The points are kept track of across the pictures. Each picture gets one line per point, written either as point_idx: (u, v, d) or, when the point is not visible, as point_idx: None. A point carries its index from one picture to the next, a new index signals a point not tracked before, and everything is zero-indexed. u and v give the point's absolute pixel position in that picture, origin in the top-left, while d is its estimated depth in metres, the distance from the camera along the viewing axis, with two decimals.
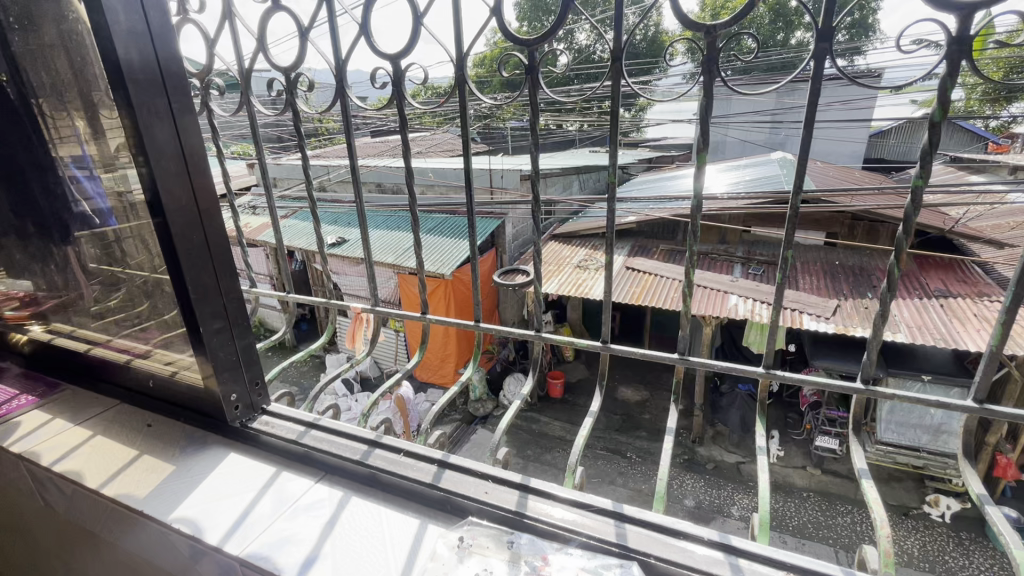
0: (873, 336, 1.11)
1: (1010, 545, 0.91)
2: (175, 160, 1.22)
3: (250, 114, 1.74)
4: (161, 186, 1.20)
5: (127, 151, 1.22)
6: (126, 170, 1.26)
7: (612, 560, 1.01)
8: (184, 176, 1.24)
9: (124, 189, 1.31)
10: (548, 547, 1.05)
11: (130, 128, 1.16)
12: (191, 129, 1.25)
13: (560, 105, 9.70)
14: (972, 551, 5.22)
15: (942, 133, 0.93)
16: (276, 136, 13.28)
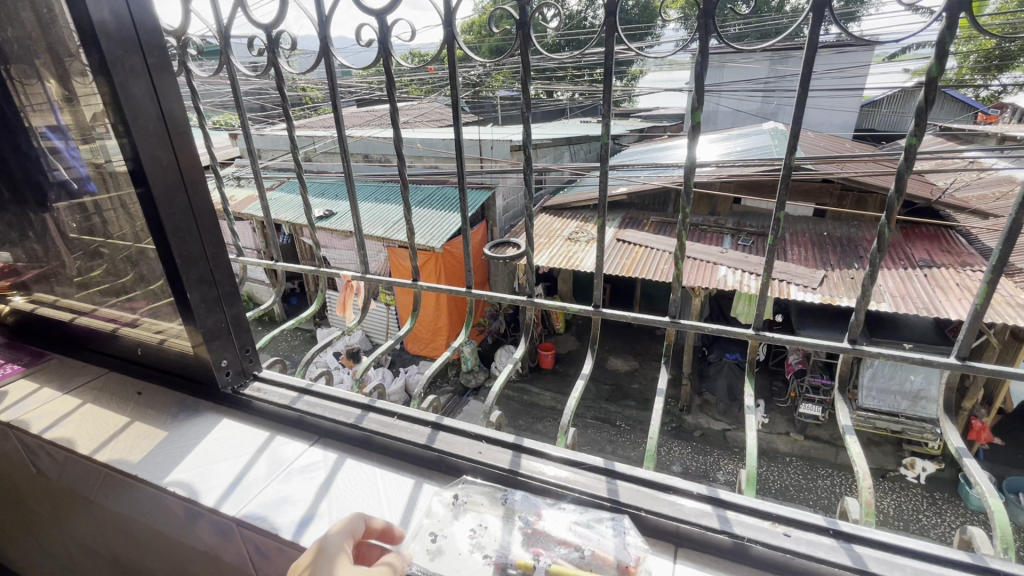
0: (862, 297, 1.12)
1: (987, 493, 0.94)
2: (155, 125, 1.18)
3: (231, 78, 1.67)
4: (142, 151, 1.16)
5: (105, 119, 1.18)
6: (105, 139, 1.22)
7: (604, 514, 1.04)
8: (166, 142, 1.21)
9: (101, 155, 1.26)
10: (541, 503, 1.07)
11: (108, 93, 1.11)
12: (172, 95, 1.20)
13: (550, 73, 9.51)
14: (944, 509, 5.45)
15: (937, 94, 0.91)
16: (259, 106, 12.91)
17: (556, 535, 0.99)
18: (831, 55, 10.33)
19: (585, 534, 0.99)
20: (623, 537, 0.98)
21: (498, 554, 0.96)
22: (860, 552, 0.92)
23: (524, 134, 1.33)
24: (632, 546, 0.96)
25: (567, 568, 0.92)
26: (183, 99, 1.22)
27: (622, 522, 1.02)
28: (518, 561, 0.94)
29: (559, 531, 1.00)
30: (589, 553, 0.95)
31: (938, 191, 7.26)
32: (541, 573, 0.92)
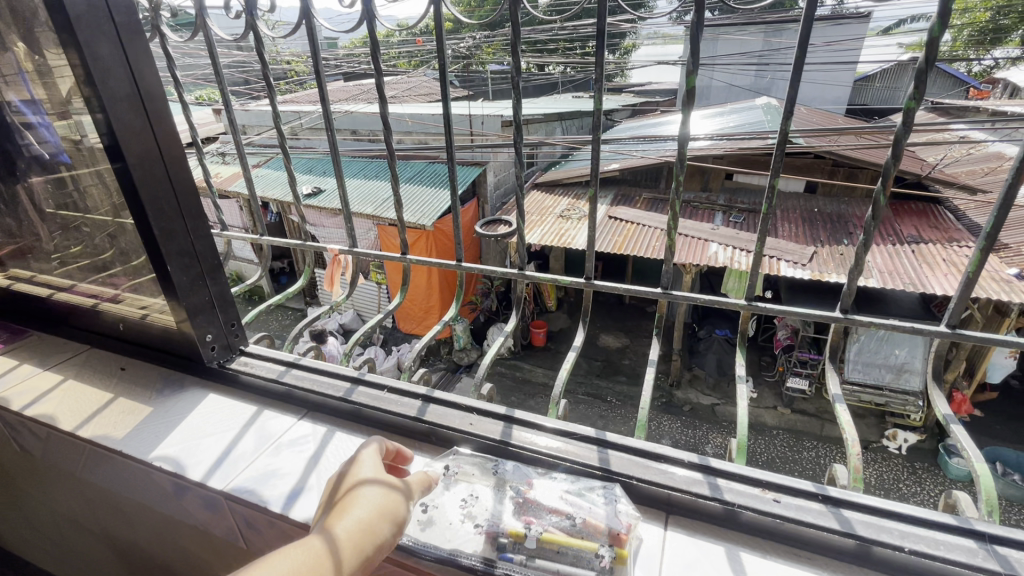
0: (854, 266, 1.11)
1: (973, 456, 0.95)
2: (129, 96, 1.12)
3: (210, 49, 1.59)
4: (115, 122, 1.11)
5: (78, 95, 1.13)
6: (79, 115, 1.17)
7: (595, 482, 1.04)
8: (141, 112, 1.15)
9: (72, 124, 1.20)
10: (534, 471, 1.08)
11: (78, 66, 1.06)
12: (148, 69, 1.15)
13: (542, 45, 9.28)
14: (924, 478, 5.62)
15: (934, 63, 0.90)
16: (242, 79, 12.52)
17: (548, 503, 0.99)
18: (827, 27, 10.18)
19: (576, 502, 0.99)
20: (614, 504, 0.98)
21: (492, 522, 0.97)
22: (848, 517, 0.93)
23: (513, 105, 1.28)
24: (623, 513, 0.96)
25: (558, 537, 0.93)
26: (157, 67, 1.16)
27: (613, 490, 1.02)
28: (509, 529, 0.95)
29: (550, 499, 1.00)
30: (580, 520, 0.95)
31: (928, 167, 7.28)
32: (532, 541, 0.93)
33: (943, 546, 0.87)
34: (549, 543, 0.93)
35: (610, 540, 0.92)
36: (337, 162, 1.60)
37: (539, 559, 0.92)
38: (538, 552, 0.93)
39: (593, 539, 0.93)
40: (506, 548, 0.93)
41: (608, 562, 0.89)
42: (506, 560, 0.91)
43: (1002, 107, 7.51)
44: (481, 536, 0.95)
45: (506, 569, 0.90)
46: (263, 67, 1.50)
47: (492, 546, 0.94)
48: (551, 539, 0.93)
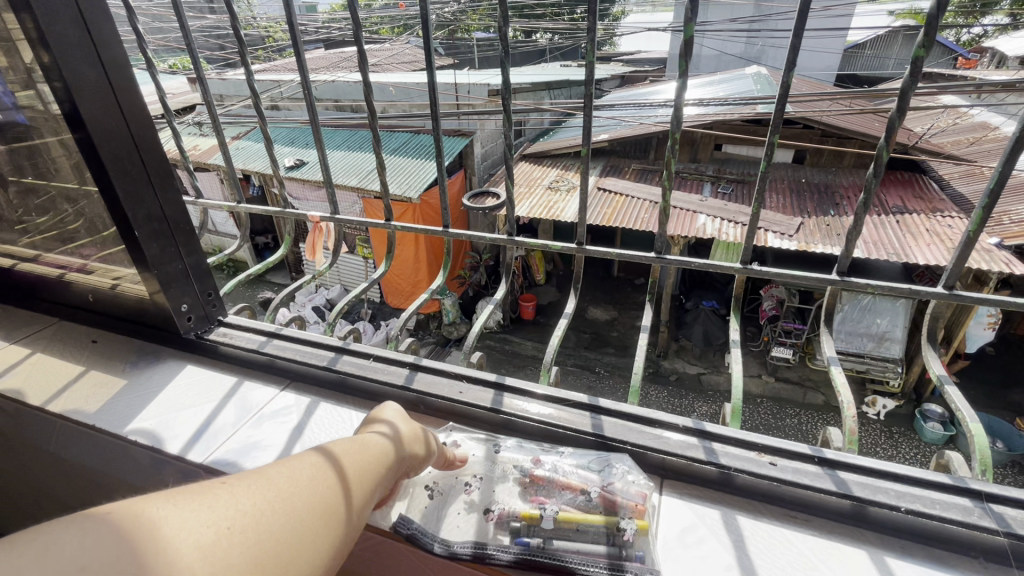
0: (853, 228, 1.08)
1: (967, 417, 0.94)
2: (89, 57, 1.04)
3: (178, 14, 1.48)
4: (69, 76, 1.01)
5: (32, 57, 1.03)
6: (37, 80, 1.07)
7: (601, 454, 1.03)
8: (97, 64, 1.05)
9: (22, 80, 1.10)
10: (535, 448, 1.06)
11: (32, 26, 0.97)
12: (110, 32, 1.06)
13: (528, 10, 8.98)
14: (900, 442, 5.79)
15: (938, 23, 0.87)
16: (218, 46, 12.02)
17: (559, 482, 0.97)
18: None
19: (586, 477, 0.98)
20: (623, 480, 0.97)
21: (503, 507, 0.94)
22: (845, 478, 0.93)
23: (501, 62, 1.20)
24: (634, 489, 0.95)
25: (576, 516, 0.91)
26: (112, 12, 1.04)
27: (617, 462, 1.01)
28: (523, 512, 0.92)
29: (564, 477, 0.98)
30: (593, 497, 0.94)
31: (916, 137, 7.28)
32: (549, 522, 0.90)
33: (936, 504, 0.87)
34: (567, 523, 0.90)
35: (627, 514, 0.90)
36: (316, 127, 1.49)
37: (556, 540, 0.89)
38: (557, 532, 0.90)
39: (610, 515, 0.91)
40: (522, 532, 0.90)
41: (630, 535, 0.87)
42: (522, 544, 0.87)
43: (989, 76, 7.49)
44: (492, 523, 0.92)
45: (523, 551, 0.86)
46: (234, 24, 1.39)
47: (507, 530, 0.91)
48: (568, 518, 0.91)
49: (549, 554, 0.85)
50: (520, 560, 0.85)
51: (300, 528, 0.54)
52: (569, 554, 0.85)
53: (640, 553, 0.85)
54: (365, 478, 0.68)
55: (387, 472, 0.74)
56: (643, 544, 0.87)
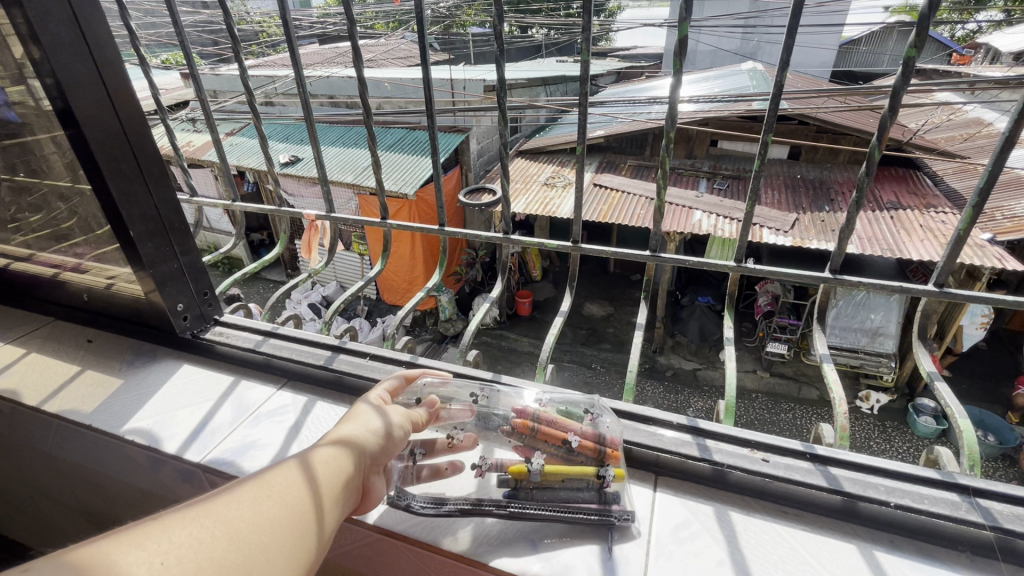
0: (845, 226, 1.09)
1: (954, 412, 0.96)
2: (80, 53, 1.03)
3: (170, 10, 1.47)
4: (62, 75, 1.01)
5: (23, 53, 1.02)
6: (28, 77, 1.06)
7: (581, 402, 1.06)
8: (91, 64, 1.05)
9: (14, 76, 1.09)
10: (517, 396, 1.08)
11: (22, 21, 0.96)
12: (100, 25, 1.05)
13: (524, 5, 8.96)
14: (893, 436, 5.85)
15: (929, 25, 0.88)
16: (211, 41, 11.93)
17: (542, 427, 1.00)
18: None
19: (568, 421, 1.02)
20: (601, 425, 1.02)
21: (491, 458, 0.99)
22: (836, 474, 0.94)
23: (496, 60, 1.20)
24: (611, 432, 1.00)
25: (562, 468, 0.95)
26: (104, 12, 1.04)
27: (597, 407, 1.06)
28: (510, 467, 0.95)
29: (547, 423, 1.00)
30: (574, 444, 0.98)
31: (910, 133, 7.31)
32: (536, 475, 0.94)
33: (925, 499, 0.89)
34: (553, 476, 0.95)
35: (605, 465, 0.95)
36: (311, 124, 1.48)
37: (543, 489, 0.95)
38: (542, 485, 0.95)
39: (590, 464, 0.97)
40: (512, 485, 0.95)
41: (609, 483, 0.94)
42: (507, 494, 0.95)
43: (982, 71, 7.54)
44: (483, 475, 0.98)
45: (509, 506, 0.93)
46: (227, 20, 1.38)
47: (499, 481, 0.97)
48: (553, 470, 0.94)
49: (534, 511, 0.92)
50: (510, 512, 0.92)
51: (255, 552, 0.54)
52: (554, 505, 0.92)
53: (617, 494, 0.94)
54: (332, 480, 0.67)
55: (359, 463, 0.74)
56: (619, 486, 0.95)
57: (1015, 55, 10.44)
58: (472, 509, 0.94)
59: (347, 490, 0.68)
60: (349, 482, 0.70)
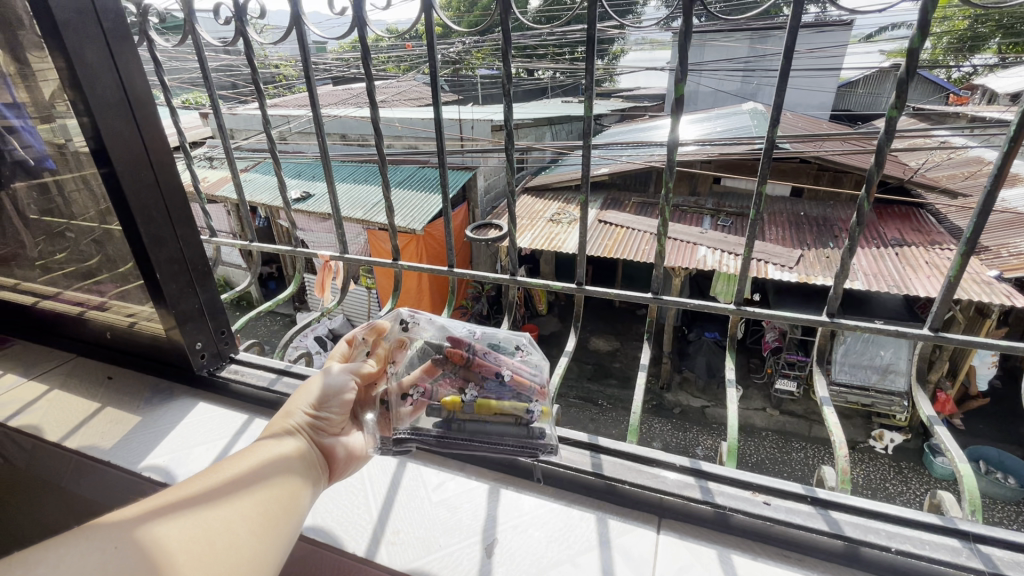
0: (840, 271, 1.12)
1: (955, 457, 0.98)
2: (117, 102, 1.10)
3: (199, 55, 1.57)
4: (101, 124, 1.08)
5: (62, 98, 1.09)
6: (65, 119, 1.13)
7: (512, 337, 1.08)
8: (127, 111, 1.12)
9: (54, 122, 1.17)
10: (447, 325, 1.07)
11: (63, 67, 1.03)
12: (134, 70, 1.12)
13: (530, 50, 9.34)
14: (910, 478, 5.71)
15: (913, 72, 0.93)
16: (231, 83, 12.51)
17: (476, 359, 1.02)
18: (810, 36, 10.38)
19: (499, 357, 1.04)
20: (527, 363, 1.05)
21: (422, 388, 1.02)
22: (837, 518, 0.95)
23: (504, 107, 1.26)
24: (540, 373, 1.05)
25: (491, 402, 1.00)
26: (145, 70, 1.13)
27: (525, 342, 1.09)
28: (445, 399, 1.01)
29: (478, 354, 1.02)
30: (506, 377, 1.02)
31: (911, 171, 7.43)
32: (469, 406, 1.00)
33: (927, 545, 0.90)
34: (482, 409, 1.00)
35: (535, 400, 1.01)
36: (327, 168, 1.55)
37: (471, 424, 1.00)
38: (472, 415, 1.00)
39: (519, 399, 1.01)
40: (444, 417, 1.00)
41: (536, 418, 1.00)
42: (443, 425, 1.01)
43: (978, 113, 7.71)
44: (416, 409, 1.02)
45: (443, 432, 1.00)
46: (252, 69, 1.47)
47: (426, 414, 1.01)
48: (484, 404, 1.00)
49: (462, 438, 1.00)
50: (439, 437, 1.01)
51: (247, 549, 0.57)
52: (481, 437, 0.99)
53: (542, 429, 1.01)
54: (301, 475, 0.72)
55: (307, 438, 0.80)
56: (546, 422, 1.02)
57: (1012, 96, 10.67)
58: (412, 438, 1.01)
59: (316, 470, 0.77)
60: (313, 460, 0.78)
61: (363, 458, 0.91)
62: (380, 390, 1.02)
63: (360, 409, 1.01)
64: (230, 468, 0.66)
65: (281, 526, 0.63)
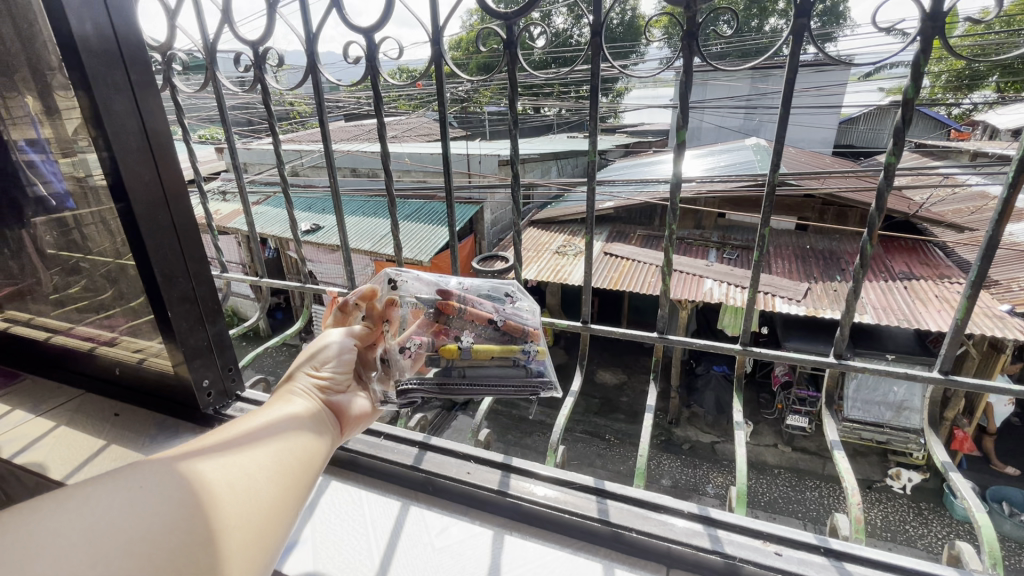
0: (847, 312, 1.12)
1: (972, 506, 0.96)
2: (137, 138, 1.14)
3: (217, 95, 1.63)
4: (120, 157, 1.11)
5: (85, 134, 1.13)
6: (86, 153, 1.17)
7: (501, 286, 1.12)
8: (145, 145, 1.15)
9: (74, 158, 1.20)
10: (436, 279, 1.10)
11: (88, 107, 1.07)
12: (154, 108, 1.16)
13: (536, 88, 9.62)
14: (930, 520, 5.51)
15: (912, 112, 0.94)
16: (247, 120, 13.00)
17: (467, 308, 1.06)
18: (810, 75, 10.63)
19: (491, 304, 1.09)
20: (519, 310, 1.11)
21: (418, 340, 1.05)
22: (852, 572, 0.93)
23: (511, 147, 1.29)
24: (533, 317, 1.10)
25: (488, 346, 1.05)
26: (165, 109, 1.17)
27: (514, 290, 1.13)
28: (443, 348, 1.03)
29: (470, 303, 1.07)
30: (500, 324, 1.07)
31: (915, 205, 7.47)
32: (467, 353, 1.03)
33: None
34: (481, 354, 1.04)
35: (527, 341, 1.06)
36: (338, 202, 1.57)
37: (471, 367, 1.04)
38: (472, 362, 1.04)
39: (513, 343, 1.07)
40: (443, 364, 1.03)
41: (533, 358, 1.06)
42: (445, 374, 1.03)
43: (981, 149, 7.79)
44: (415, 362, 1.04)
45: (447, 381, 1.03)
46: (266, 105, 1.50)
47: (427, 364, 1.04)
48: (480, 349, 1.04)
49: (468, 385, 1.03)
50: (440, 384, 1.03)
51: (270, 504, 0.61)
52: (484, 381, 1.03)
53: (541, 368, 1.07)
54: (311, 433, 0.76)
55: (315, 401, 0.85)
56: (542, 362, 1.08)
57: (1014, 132, 10.78)
58: (416, 389, 1.02)
59: (327, 427, 0.82)
60: (323, 418, 0.82)
61: (370, 414, 0.95)
62: (379, 349, 1.04)
63: (361, 370, 1.02)
64: (247, 427, 0.70)
65: (298, 482, 0.67)
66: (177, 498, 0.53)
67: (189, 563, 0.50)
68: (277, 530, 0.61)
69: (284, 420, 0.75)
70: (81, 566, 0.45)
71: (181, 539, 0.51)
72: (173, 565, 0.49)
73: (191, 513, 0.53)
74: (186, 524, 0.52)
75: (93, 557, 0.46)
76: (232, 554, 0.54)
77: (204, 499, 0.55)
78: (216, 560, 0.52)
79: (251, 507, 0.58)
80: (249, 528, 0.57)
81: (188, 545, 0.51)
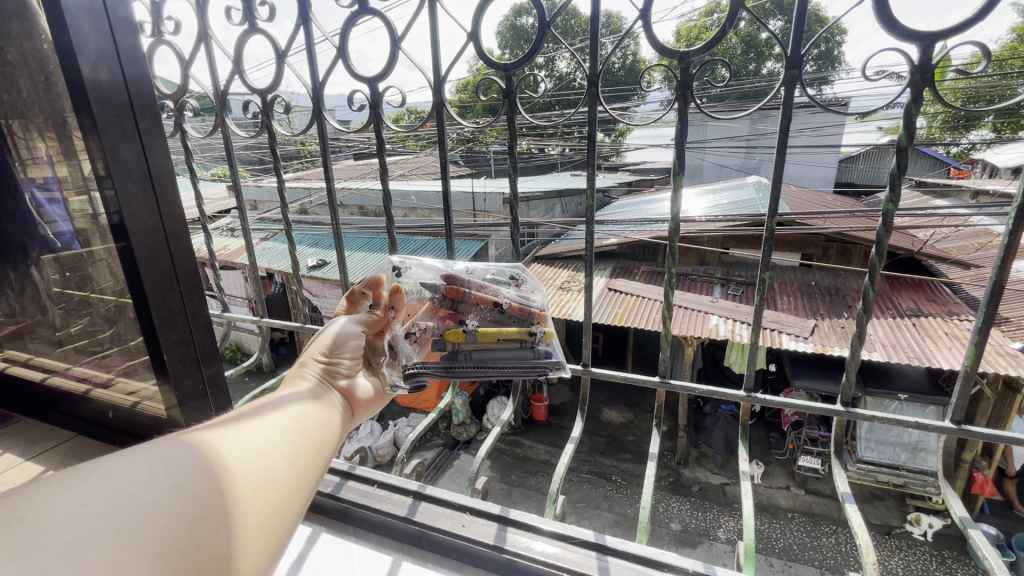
0: (855, 358, 1.09)
1: (994, 566, 0.90)
2: (141, 176, 1.15)
3: (225, 136, 1.68)
4: (123, 197, 1.12)
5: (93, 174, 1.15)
6: (93, 193, 1.19)
7: (506, 270, 1.12)
8: (149, 185, 1.17)
9: (83, 197, 1.22)
10: (440, 265, 1.09)
11: (95, 150, 1.09)
12: (160, 151, 1.19)
13: (540, 129, 9.85)
14: (955, 569, 5.26)
15: (909, 158, 0.95)
16: (260, 160, 13.40)
17: (472, 292, 1.05)
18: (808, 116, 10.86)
19: (496, 289, 1.07)
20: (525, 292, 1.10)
21: (424, 324, 1.04)
22: None
23: (510, 186, 1.29)
24: (539, 299, 1.09)
25: (491, 329, 1.02)
26: (171, 152, 1.20)
27: (521, 273, 1.12)
28: (448, 333, 1.02)
29: (476, 287, 1.05)
30: (505, 307, 1.04)
31: (919, 243, 7.47)
32: (471, 336, 1.01)
33: None
34: (485, 336, 1.01)
35: (535, 324, 1.05)
36: (337, 240, 1.57)
37: (478, 349, 1.02)
38: (478, 344, 1.01)
39: (522, 325, 1.05)
40: (449, 348, 1.02)
41: (539, 340, 1.04)
42: (451, 357, 1.01)
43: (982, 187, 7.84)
44: (422, 346, 1.03)
45: (453, 365, 1.01)
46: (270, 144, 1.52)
47: (432, 348, 1.02)
48: (487, 331, 1.01)
49: (474, 365, 1.01)
50: (446, 367, 1.00)
51: (290, 485, 0.59)
52: (490, 363, 1.01)
53: (549, 350, 1.05)
54: (322, 412, 0.75)
55: (323, 383, 0.84)
56: (549, 344, 1.06)
57: (1014, 170, 10.87)
58: (420, 372, 0.99)
59: (335, 405, 0.80)
60: (332, 399, 0.81)
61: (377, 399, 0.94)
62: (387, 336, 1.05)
63: (371, 356, 1.04)
64: (258, 407, 0.68)
65: (315, 463, 0.66)
66: (197, 474, 0.51)
67: (210, 539, 0.49)
68: (296, 510, 0.59)
69: (294, 400, 0.74)
70: (110, 544, 0.44)
71: (199, 512, 0.50)
72: (192, 541, 0.48)
73: (211, 492, 0.51)
74: (204, 497, 0.50)
75: (117, 532, 0.45)
76: (248, 530, 0.52)
77: (222, 475, 0.53)
78: (231, 535, 0.51)
79: (268, 483, 0.57)
80: (270, 508, 0.56)
81: (206, 519, 0.50)
